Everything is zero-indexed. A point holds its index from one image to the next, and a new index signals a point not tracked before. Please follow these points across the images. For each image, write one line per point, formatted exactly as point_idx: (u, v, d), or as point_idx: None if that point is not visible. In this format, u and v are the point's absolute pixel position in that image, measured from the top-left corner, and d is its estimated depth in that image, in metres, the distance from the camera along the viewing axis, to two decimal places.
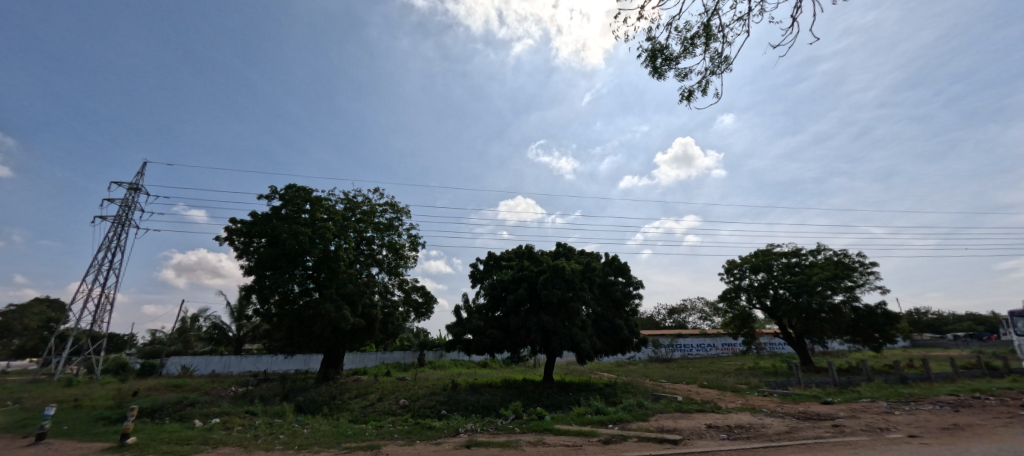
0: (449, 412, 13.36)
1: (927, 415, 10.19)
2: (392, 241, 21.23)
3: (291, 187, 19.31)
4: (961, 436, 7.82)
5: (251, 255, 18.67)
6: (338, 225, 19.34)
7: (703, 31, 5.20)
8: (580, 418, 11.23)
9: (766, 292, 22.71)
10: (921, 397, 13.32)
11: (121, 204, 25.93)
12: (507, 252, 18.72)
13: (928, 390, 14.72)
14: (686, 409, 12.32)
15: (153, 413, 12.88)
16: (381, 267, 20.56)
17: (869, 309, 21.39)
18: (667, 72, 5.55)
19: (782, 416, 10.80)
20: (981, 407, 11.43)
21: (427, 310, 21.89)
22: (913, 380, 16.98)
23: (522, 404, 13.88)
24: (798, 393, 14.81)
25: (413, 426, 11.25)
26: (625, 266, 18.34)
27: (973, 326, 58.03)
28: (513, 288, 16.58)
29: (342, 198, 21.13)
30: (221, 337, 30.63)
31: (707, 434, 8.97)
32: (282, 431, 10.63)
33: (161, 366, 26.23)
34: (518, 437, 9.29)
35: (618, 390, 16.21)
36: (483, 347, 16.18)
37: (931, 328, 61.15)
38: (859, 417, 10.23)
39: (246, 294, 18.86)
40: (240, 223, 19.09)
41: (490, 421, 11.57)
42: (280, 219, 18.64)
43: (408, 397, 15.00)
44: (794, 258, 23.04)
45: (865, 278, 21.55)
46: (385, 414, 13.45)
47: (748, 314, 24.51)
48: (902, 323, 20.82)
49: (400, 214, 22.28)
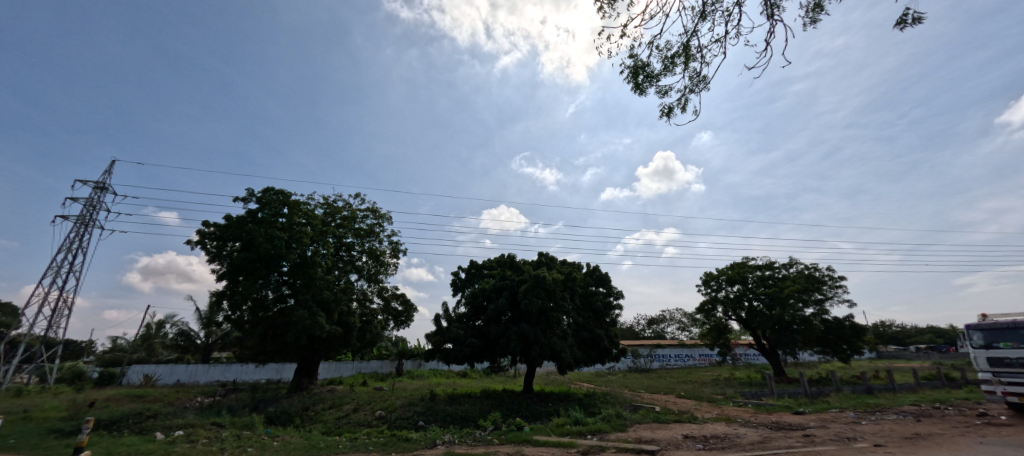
0: (427, 423, 13.16)
1: (890, 425, 10.59)
2: (373, 247, 20.97)
3: (270, 190, 18.85)
4: (922, 444, 8.15)
5: (223, 259, 18.03)
6: (317, 229, 18.97)
7: (683, 51, 5.43)
8: (559, 429, 11.19)
9: (741, 304, 23.25)
10: (885, 407, 13.86)
11: (85, 204, 24.76)
12: (489, 261, 18.66)
13: (891, 400, 15.26)
14: (664, 419, 12.46)
15: (111, 425, 12.23)
16: (360, 273, 20.19)
17: (838, 321, 22.02)
18: (648, 89, 5.76)
19: (756, 427, 11.02)
20: (940, 416, 11.91)
21: (407, 318, 21.58)
22: (878, 391, 17.57)
23: (501, 415, 13.73)
24: (771, 403, 15.13)
25: (389, 438, 10.97)
26: (606, 276, 18.48)
27: (933, 339, 60.81)
28: (494, 297, 16.52)
29: (322, 202, 20.82)
30: (188, 344, 29.35)
31: (683, 445, 9.06)
32: (251, 444, 10.25)
33: (121, 375, 24.83)
34: (497, 449, 9.19)
35: (598, 400, 16.23)
36: (462, 357, 15.99)
37: (895, 341, 63.46)
38: (828, 427, 10.49)
39: (216, 300, 18.17)
40: (213, 226, 18.45)
41: (469, 433, 11.41)
42: (256, 223, 18.14)
43: (385, 408, 14.68)
44: (768, 271, 23.66)
45: (833, 292, 22.25)
46: (359, 426, 13.10)
47: (724, 325, 25.04)
48: (868, 335, 21.55)
49: (381, 220, 22.05)
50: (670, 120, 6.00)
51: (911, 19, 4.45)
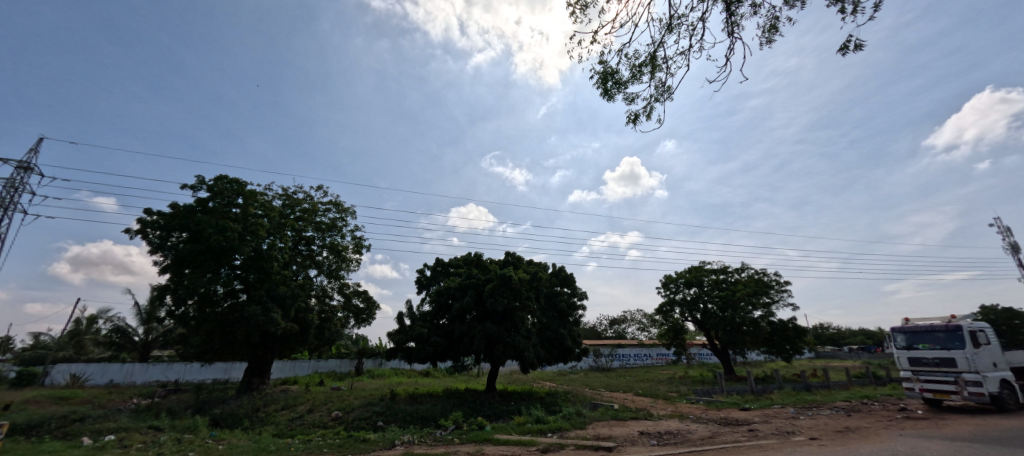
0: (386, 423, 12.88)
1: (825, 419, 11.38)
2: (334, 242, 20.28)
3: (223, 178, 17.84)
4: (851, 437, 8.81)
5: (167, 251, 16.88)
6: (274, 222, 18.14)
7: (650, 61, 5.60)
8: (520, 427, 11.25)
9: (697, 306, 24.25)
10: (821, 402, 14.87)
11: (6, 185, 22.52)
12: (455, 259, 18.49)
13: (827, 396, 16.39)
14: (621, 416, 12.79)
15: (30, 430, 11.19)
16: (320, 268, 19.49)
17: (782, 323, 23.40)
18: (616, 95, 5.90)
19: (706, 422, 11.54)
20: (867, 411, 12.93)
21: (369, 316, 21.04)
22: (816, 388, 18.84)
23: (462, 414, 13.64)
24: (720, 400, 15.88)
25: (345, 439, 10.65)
26: (571, 277, 18.75)
27: (865, 340, 65.89)
28: (459, 295, 16.38)
29: (281, 194, 19.95)
30: (124, 342, 27.36)
31: (639, 441, 9.34)
32: (193, 448, 9.67)
33: (43, 375, 22.62)
34: (457, 449, 9.12)
35: (559, 399, 16.44)
36: (425, 356, 15.78)
37: (832, 342, 68.25)
38: (770, 422, 11.14)
39: (158, 294, 17.00)
40: (156, 214, 17.24)
41: (429, 433, 11.26)
42: (206, 213, 17.12)
43: (343, 408, 14.25)
44: (722, 274, 24.80)
45: (779, 295, 23.63)
46: (314, 427, 12.66)
47: (681, 326, 26.01)
48: (808, 336, 23.03)
49: (344, 214, 21.37)
50: (636, 127, 6.19)
51: (853, 46, 4.84)
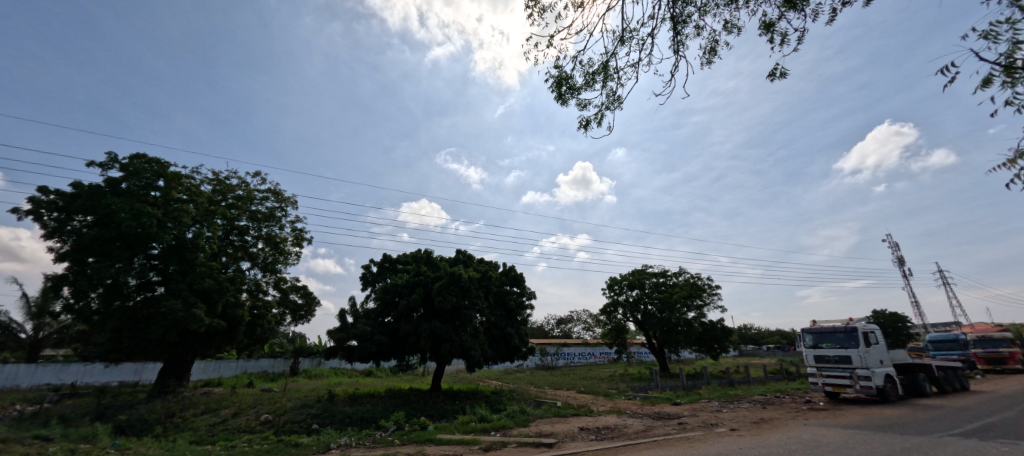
0: (322, 426, 12.23)
1: (745, 412, 12.32)
2: (271, 234, 18.97)
3: (140, 158, 16.08)
4: (766, 427, 9.61)
5: (68, 236, 14.93)
6: (201, 209, 16.63)
7: (603, 70, 5.73)
8: (463, 426, 11.15)
9: (638, 307, 25.35)
10: (743, 396, 16.11)
11: None
12: (404, 255, 17.97)
13: (748, 390, 17.79)
14: (563, 413, 13.06)
15: None
16: (254, 261, 18.14)
17: (713, 324, 25.08)
18: (569, 100, 5.97)
19: (641, 417, 12.08)
20: (780, 403, 14.18)
21: (307, 313, 19.89)
22: (739, 383, 20.41)
23: (405, 414, 13.28)
24: (655, 396, 16.72)
25: (274, 444, 9.97)
26: (521, 277, 18.87)
27: (781, 339, 72.47)
28: (406, 292, 15.93)
29: (211, 178, 18.34)
30: (6, 340, 23.90)
31: (578, 436, 9.56)
32: None
33: None
34: (396, 450, 8.84)
35: (504, 397, 16.50)
36: (367, 355, 15.19)
37: (753, 341, 74.42)
38: (698, 415, 11.89)
39: (54, 285, 14.98)
40: (55, 194, 15.20)
41: (368, 434, 10.84)
42: (118, 195, 15.35)
43: (274, 411, 13.34)
44: (662, 278, 26.12)
45: (711, 298, 25.31)
46: (239, 432, 11.75)
47: (622, 326, 27.06)
48: (734, 336, 24.88)
49: (283, 204, 20.06)
50: (587, 133, 6.32)
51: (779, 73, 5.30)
